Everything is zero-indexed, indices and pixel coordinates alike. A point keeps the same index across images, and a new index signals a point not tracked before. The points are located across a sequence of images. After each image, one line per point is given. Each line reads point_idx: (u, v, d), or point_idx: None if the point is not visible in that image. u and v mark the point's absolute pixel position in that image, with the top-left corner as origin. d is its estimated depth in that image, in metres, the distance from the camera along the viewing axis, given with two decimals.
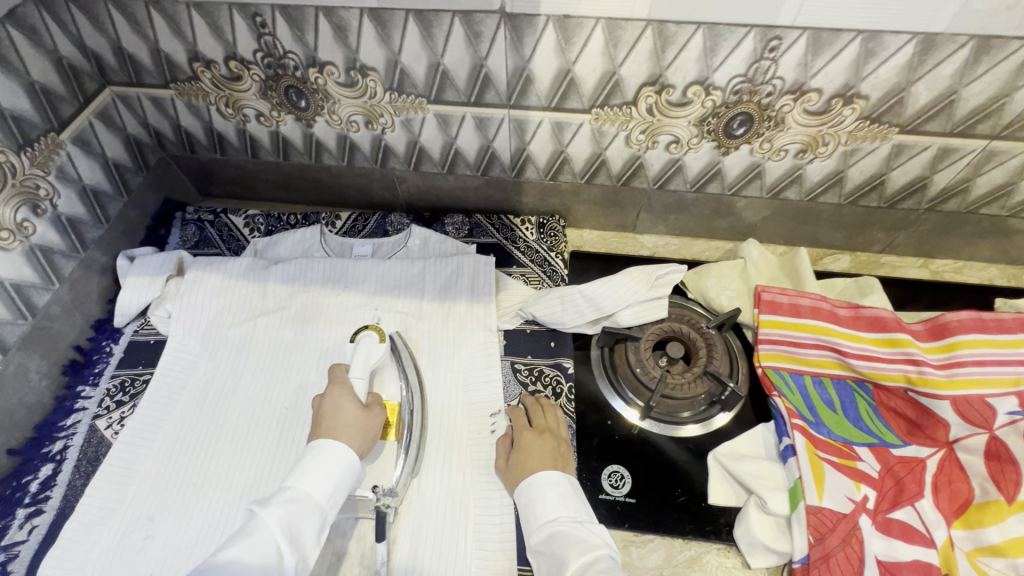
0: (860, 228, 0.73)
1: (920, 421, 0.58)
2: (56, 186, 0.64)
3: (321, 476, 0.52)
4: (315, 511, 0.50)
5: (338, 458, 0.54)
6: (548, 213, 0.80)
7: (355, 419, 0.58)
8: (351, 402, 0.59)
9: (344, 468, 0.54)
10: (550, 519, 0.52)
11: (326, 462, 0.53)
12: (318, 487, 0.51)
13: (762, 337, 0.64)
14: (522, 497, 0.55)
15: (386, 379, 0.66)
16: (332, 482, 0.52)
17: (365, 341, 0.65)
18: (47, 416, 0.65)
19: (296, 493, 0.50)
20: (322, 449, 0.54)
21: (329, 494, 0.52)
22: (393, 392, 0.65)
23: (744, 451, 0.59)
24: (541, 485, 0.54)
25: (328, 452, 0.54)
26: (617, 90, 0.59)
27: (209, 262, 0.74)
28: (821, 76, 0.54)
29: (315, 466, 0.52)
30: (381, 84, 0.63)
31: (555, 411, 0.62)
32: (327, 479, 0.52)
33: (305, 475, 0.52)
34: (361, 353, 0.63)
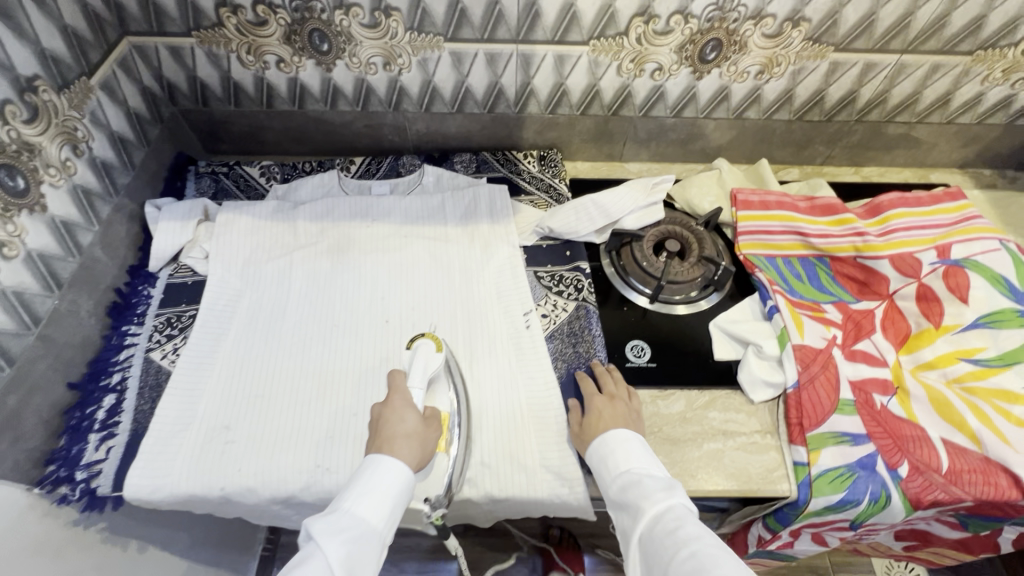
0: (806, 142, 0.88)
1: (867, 280, 0.73)
2: (91, 129, 0.66)
3: (379, 500, 0.51)
4: (371, 536, 0.49)
5: (395, 473, 0.53)
6: (546, 147, 0.89)
7: (417, 428, 0.57)
8: (413, 412, 0.58)
9: (400, 487, 0.52)
10: (623, 470, 0.55)
11: (385, 481, 0.52)
12: (377, 512, 0.50)
13: (741, 229, 0.77)
14: (595, 455, 0.58)
15: (437, 392, 0.64)
16: (389, 504, 0.51)
17: (423, 348, 0.63)
18: (99, 354, 0.67)
19: (354, 516, 0.49)
20: (381, 466, 0.53)
21: (386, 518, 0.51)
22: (445, 404, 0.63)
23: (737, 317, 0.72)
24: (611, 440, 0.57)
25: (385, 471, 0.52)
26: (612, 22, 0.69)
27: (237, 206, 0.78)
28: (775, 2, 0.67)
29: (375, 488, 0.51)
30: (402, 24, 0.70)
31: (619, 377, 0.66)
32: (384, 502, 0.51)
33: (362, 498, 0.50)
34: (418, 362, 0.62)
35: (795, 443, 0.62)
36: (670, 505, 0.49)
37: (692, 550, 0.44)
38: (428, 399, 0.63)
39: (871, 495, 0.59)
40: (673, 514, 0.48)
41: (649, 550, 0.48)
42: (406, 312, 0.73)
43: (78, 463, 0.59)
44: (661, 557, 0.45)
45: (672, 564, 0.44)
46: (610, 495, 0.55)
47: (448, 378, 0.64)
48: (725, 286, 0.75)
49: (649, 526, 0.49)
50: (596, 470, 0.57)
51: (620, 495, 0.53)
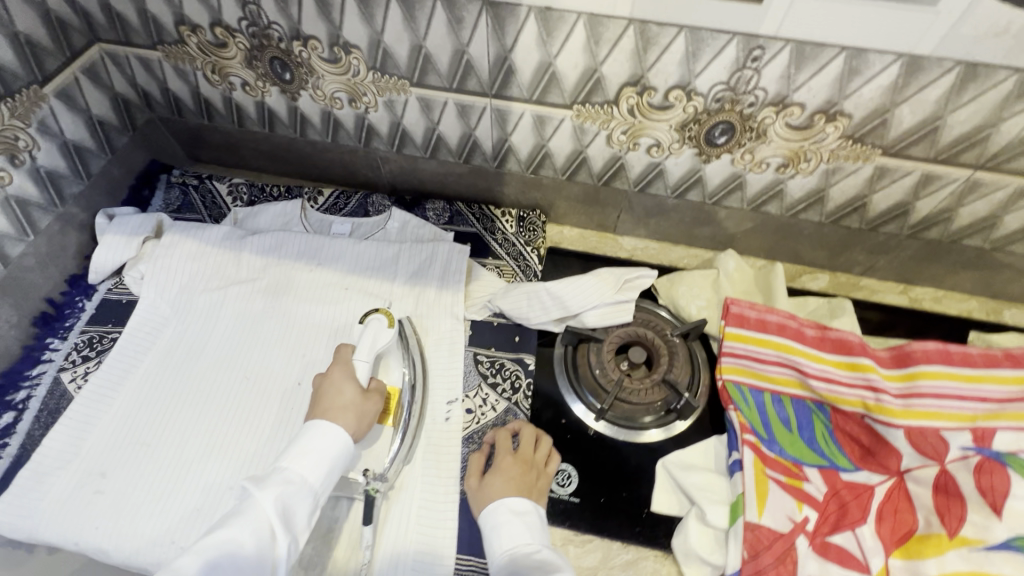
0: (841, 249, 0.72)
1: (873, 448, 0.58)
2: (37, 138, 0.64)
3: (315, 459, 0.52)
4: (308, 493, 0.50)
5: (334, 439, 0.53)
6: (530, 207, 0.79)
7: (354, 402, 0.56)
8: (352, 385, 0.58)
9: (337, 449, 0.53)
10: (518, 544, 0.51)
11: (323, 442, 0.53)
12: (313, 470, 0.51)
13: (726, 349, 0.64)
14: (488, 522, 0.54)
15: (391, 364, 0.64)
16: (326, 465, 0.52)
17: (373, 324, 0.63)
18: (13, 365, 0.66)
19: (292, 475, 0.50)
20: (319, 430, 0.53)
21: (324, 477, 0.51)
22: (396, 378, 0.63)
23: (693, 462, 0.59)
24: (510, 508, 0.54)
25: (325, 434, 0.53)
26: (598, 88, 0.58)
27: (186, 228, 0.74)
28: (803, 90, 0.53)
29: (311, 447, 0.52)
30: (364, 62, 0.62)
31: (546, 443, 0.60)
32: (320, 461, 0.52)
33: (300, 456, 0.51)
34: (369, 333, 0.62)
35: None
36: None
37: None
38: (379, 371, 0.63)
39: None
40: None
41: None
42: (326, 364, 0.67)
43: None
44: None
45: None
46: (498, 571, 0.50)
47: (402, 351, 0.64)
48: (687, 418, 0.62)
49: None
50: (486, 538, 0.53)
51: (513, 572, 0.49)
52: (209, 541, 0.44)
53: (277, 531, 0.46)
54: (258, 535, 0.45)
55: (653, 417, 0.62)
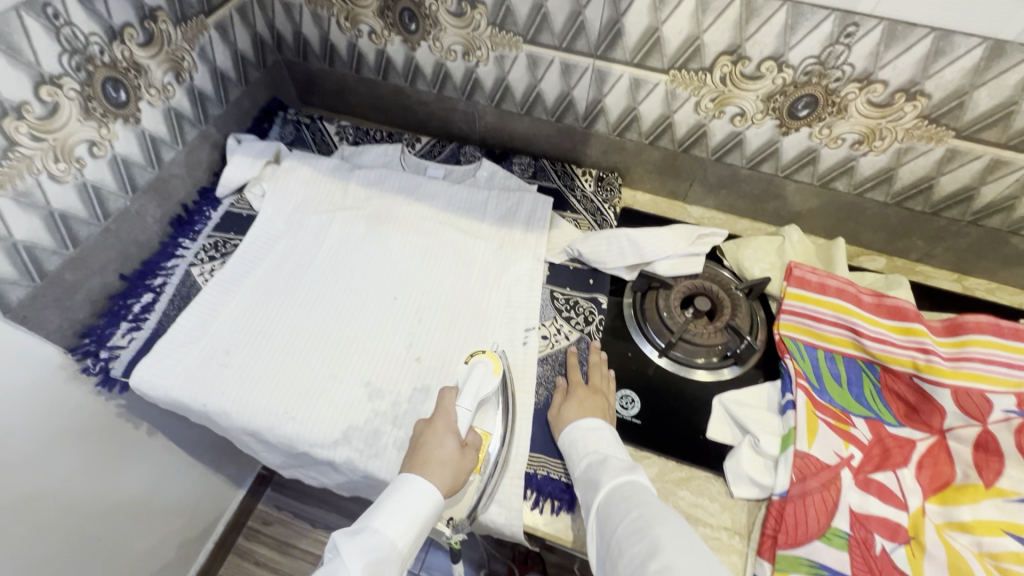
0: (901, 232, 0.76)
1: (918, 406, 0.63)
2: (196, 62, 0.74)
3: (405, 526, 0.51)
4: (393, 558, 0.50)
5: (424, 499, 0.53)
6: (609, 169, 0.86)
7: (452, 456, 0.57)
8: (452, 439, 0.57)
9: (424, 511, 0.53)
10: (593, 452, 0.58)
11: (411, 507, 0.52)
12: (400, 534, 0.51)
13: (786, 307, 0.69)
14: (565, 440, 0.60)
15: (487, 411, 0.64)
16: (413, 528, 0.52)
17: (479, 368, 0.63)
18: (152, 256, 0.76)
19: (379, 538, 0.50)
20: (409, 489, 0.53)
21: (409, 540, 0.51)
22: (490, 426, 0.63)
23: (748, 401, 0.65)
24: (582, 428, 0.60)
25: (416, 495, 0.53)
26: (696, 55, 0.65)
27: (303, 156, 0.84)
28: (889, 68, 0.58)
29: (400, 509, 0.52)
30: (486, 18, 0.70)
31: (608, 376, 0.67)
32: (409, 526, 0.52)
33: (392, 521, 0.51)
34: (472, 382, 0.61)
35: (762, 557, 0.55)
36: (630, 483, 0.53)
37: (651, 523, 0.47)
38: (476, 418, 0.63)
39: None
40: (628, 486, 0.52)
41: (602, 521, 0.51)
42: (416, 291, 0.74)
43: (105, 343, 0.68)
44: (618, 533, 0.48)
45: (620, 526, 0.48)
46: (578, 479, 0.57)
47: (499, 400, 0.64)
48: (745, 363, 0.68)
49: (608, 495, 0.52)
50: (566, 454, 0.60)
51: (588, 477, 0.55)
52: None
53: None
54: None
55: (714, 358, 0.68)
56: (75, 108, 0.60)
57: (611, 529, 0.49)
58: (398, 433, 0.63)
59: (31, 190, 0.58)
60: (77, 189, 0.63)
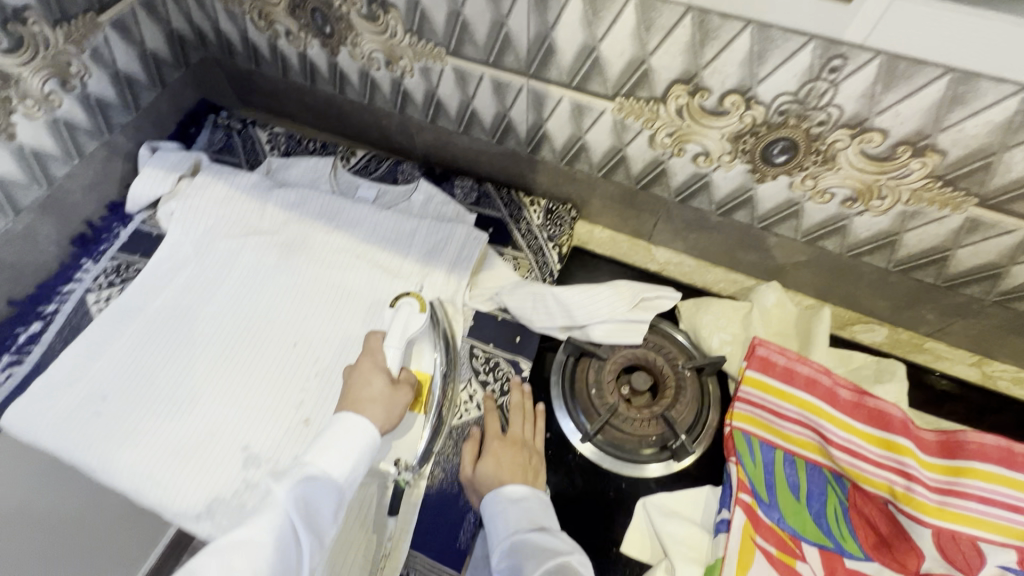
0: (908, 303, 0.62)
1: (891, 540, 0.50)
2: (88, 66, 0.66)
3: (342, 456, 0.48)
4: (333, 490, 0.46)
5: (359, 430, 0.50)
6: (562, 200, 0.73)
7: (383, 392, 0.54)
8: (380, 376, 0.55)
9: (363, 442, 0.49)
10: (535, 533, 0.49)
11: (350, 437, 0.49)
12: (337, 464, 0.47)
13: (741, 395, 0.57)
14: (487, 511, 0.51)
15: (424, 350, 0.62)
16: (351, 459, 0.48)
17: (405, 310, 0.60)
18: (49, 279, 0.70)
19: (314, 470, 0.46)
20: (345, 422, 0.50)
21: (351, 472, 0.47)
22: (428, 364, 0.61)
23: (678, 509, 0.54)
24: (508, 497, 0.52)
25: (349, 424, 0.50)
26: (645, 81, 0.51)
27: (219, 170, 0.75)
28: (889, 114, 0.44)
29: (337, 440, 0.48)
30: (401, 23, 0.58)
31: (536, 424, 0.58)
32: (347, 454, 0.48)
33: (326, 451, 0.47)
34: (398, 321, 0.59)
35: None
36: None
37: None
38: (410, 359, 0.61)
39: None
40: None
41: None
42: (318, 338, 0.66)
43: None
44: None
45: None
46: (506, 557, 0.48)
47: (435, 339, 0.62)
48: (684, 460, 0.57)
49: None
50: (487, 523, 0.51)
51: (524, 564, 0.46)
52: (230, 540, 0.40)
53: (301, 536, 0.42)
54: (275, 541, 0.41)
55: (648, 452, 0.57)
56: None
57: None
58: None
59: None
60: None
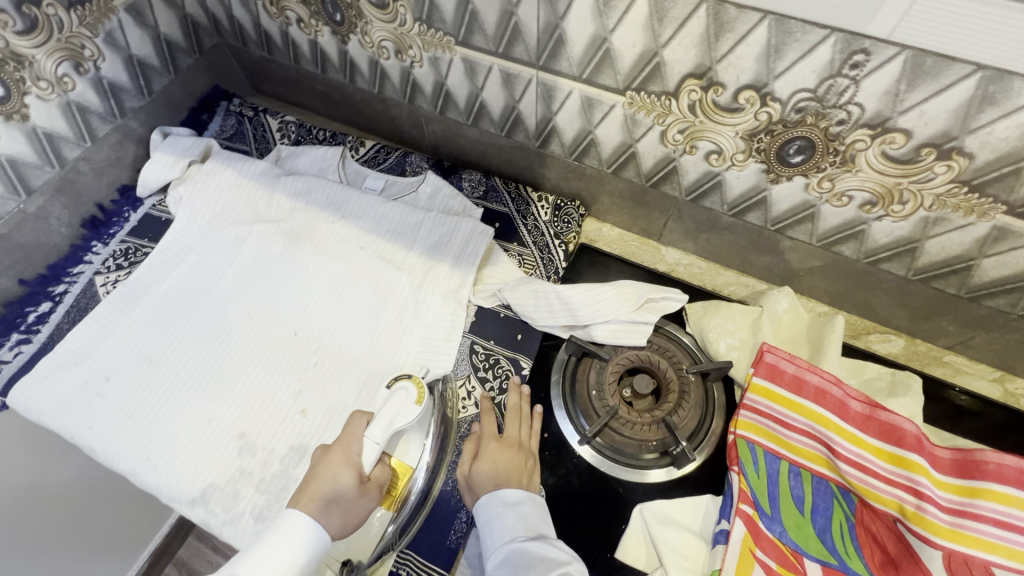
0: (927, 313, 0.59)
1: (898, 560, 0.48)
2: (102, 49, 0.66)
3: (278, 566, 0.44)
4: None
5: (301, 535, 0.45)
6: (571, 196, 0.72)
7: (347, 493, 0.48)
8: (349, 472, 0.49)
9: (297, 551, 0.45)
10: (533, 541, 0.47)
11: (288, 553, 0.44)
12: None
13: (747, 402, 0.55)
14: (480, 518, 0.50)
15: (410, 442, 0.55)
16: (282, 574, 0.43)
17: (399, 395, 0.52)
18: (59, 260, 0.71)
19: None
20: (285, 531, 0.45)
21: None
22: (411, 458, 0.55)
23: (676, 517, 0.53)
24: (502, 501, 0.50)
25: (296, 530, 0.45)
26: (657, 75, 0.49)
27: (229, 157, 0.76)
28: (913, 114, 0.41)
29: (274, 552, 0.44)
30: (410, 12, 0.57)
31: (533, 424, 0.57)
32: (284, 565, 0.44)
33: (264, 561, 0.43)
34: (389, 410, 0.51)
35: None
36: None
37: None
38: (392, 448, 0.55)
39: None
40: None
41: None
42: (319, 328, 0.65)
43: None
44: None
45: None
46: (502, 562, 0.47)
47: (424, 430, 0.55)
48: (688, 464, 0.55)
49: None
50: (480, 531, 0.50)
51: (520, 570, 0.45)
52: None
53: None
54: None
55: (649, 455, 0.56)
56: None
57: None
58: (259, 499, 0.55)
59: None
60: None
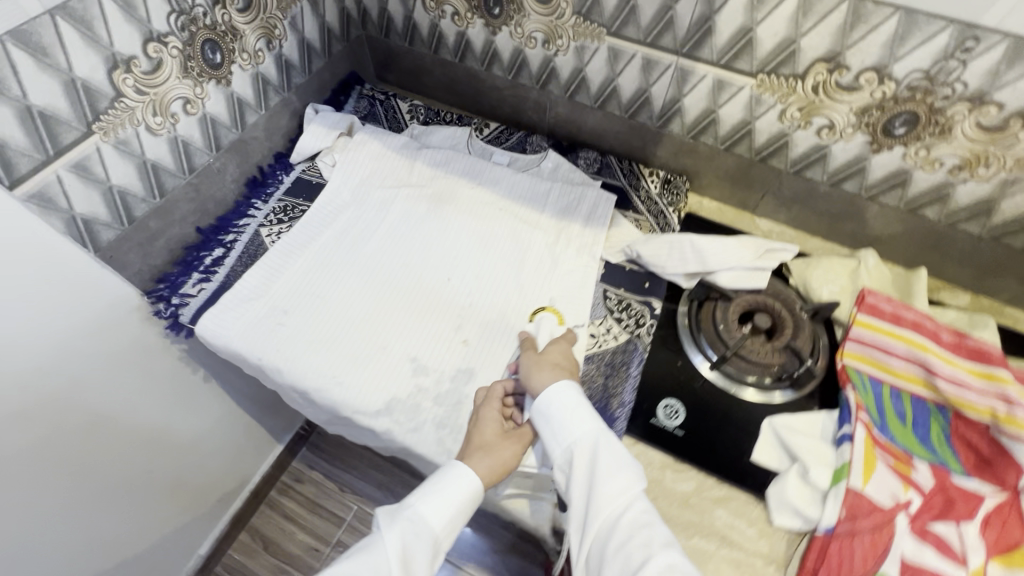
0: (993, 270, 0.70)
1: (992, 459, 0.58)
2: (287, 31, 0.77)
3: (441, 507, 0.55)
4: (428, 539, 0.55)
5: (462, 482, 0.56)
6: (677, 172, 0.83)
7: (493, 441, 0.58)
8: (492, 424, 0.59)
9: (462, 498, 0.56)
10: (580, 438, 0.56)
11: (454, 505, 0.56)
12: (436, 515, 0.55)
13: (853, 335, 0.66)
14: (545, 416, 0.57)
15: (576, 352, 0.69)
16: (451, 513, 0.56)
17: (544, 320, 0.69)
18: (226, 214, 0.79)
19: (413, 515, 0.55)
20: (454, 474, 0.56)
21: (446, 524, 0.56)
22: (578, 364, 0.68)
23: (801, 427, 0.62)
24: (556, 404, 0.57)
25: (450, 483, 0.56)
26: (790, 60, 0.61)
27: (374, 131, 0.86)
28: (1008, 90, 0.53)
29: (443, 496, 0.56)
30: (571, 6, 0.69)
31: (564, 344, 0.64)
32: (444, 508, 0.55)
33: (427, 503, 0.56)
34: (543, 330, 0.68)
35: None
36: (625, 480, 0.53)
37: (665, 559, 0.48)
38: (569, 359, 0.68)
39: None
40: (622, 486, 0.53)
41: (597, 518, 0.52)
42: (468, 275, 0.75)
43: (177, 291, 0.72)
44: (624, 557, 0.49)
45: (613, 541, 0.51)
46: (560, 457, 0.56)
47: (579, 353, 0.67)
48: (777, 392, 0.65)
49: (599, 497, 0.53)
50: (547, 428, 0.57)
51: (573, 462, 0.55)
52: (343, 567, 0.50)
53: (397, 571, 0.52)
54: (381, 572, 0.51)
55: (751, 378, 0.65)
56: (175, 66, 0.64)
57: (606, 537, 0.51)
58: (439, 411, 0.64)
59: (130, 139, 0.62)
60: (169, 142, 0.67)
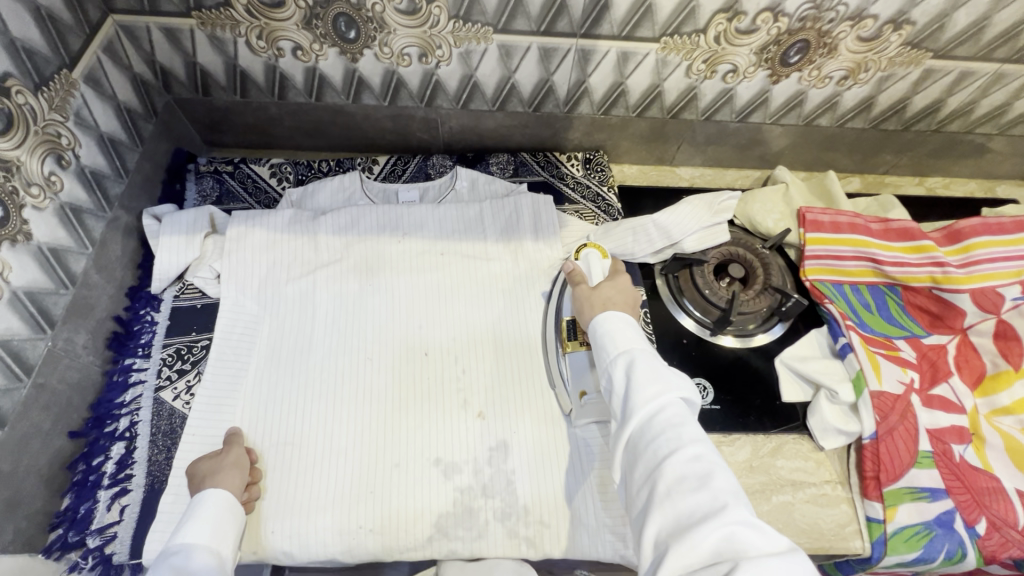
0: (874, 151, 0.80)
1: (941, 314, 0.68)
2: (76, 134, 0.56)
3: (200, 519, 0.48)
4: (204, 551, 0.47)
5: (209, 498, 0.50)
6: (593, 148, 0.80)
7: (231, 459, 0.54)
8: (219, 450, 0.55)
9: (222, 505, 0.50)
10: (621, 351, 0.48)
11: (218, 510, 0.50)
12: (200, 530, 0.48)
13: (809, 253, 0.71)
14: (597, 334, 0.52)
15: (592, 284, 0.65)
16: (212, 521, 0.49)
17: (590, 258, 0.64)
18: (101, 395, 0.59)
19: (176, 546, 0.47)
20: (202, 499, 0.50)
21: (217, 532, 0.49)
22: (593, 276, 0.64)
23: (805, 353, 0.67)
24: (610, 324, 0.51)
25: (206, 501, 0.50)
26: (691, 17, 0.59)
27: (248, 216, 0.68)
28: (880, 3, 0.58)
29: (193, 514, 0.49)
30: (446, 11, 0.59)
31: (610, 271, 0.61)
32: (206, 522, 0.49)
33: (187, 524, 0.48)
34: (594, 268, 0.62)
35: (870, 498, 0.58)
36: (666, 381, 0.44)
37: (693, 451, 0.39)
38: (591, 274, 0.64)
39: (947, 554, 0.56)
40: (658, 385, 0.44)
41: (635, 452, 0.43)
42: (445, 342, 0.65)
43: (89, 526, 0.53)
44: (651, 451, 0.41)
45: (640, 464, 0.42)
46: (604, 372, 0.49)
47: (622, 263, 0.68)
48: (759, 334, 0.69)
49: (633, 401, 0.44)
50: (597, 348, 0.51)
51: (612, 370, 0.47)
52: None
53: None
54: None
55: (746, 326, 0.69)
56: None
57: (634, 456, 0.43)
58: (495, 503, 0.56)
59: None
60: None
